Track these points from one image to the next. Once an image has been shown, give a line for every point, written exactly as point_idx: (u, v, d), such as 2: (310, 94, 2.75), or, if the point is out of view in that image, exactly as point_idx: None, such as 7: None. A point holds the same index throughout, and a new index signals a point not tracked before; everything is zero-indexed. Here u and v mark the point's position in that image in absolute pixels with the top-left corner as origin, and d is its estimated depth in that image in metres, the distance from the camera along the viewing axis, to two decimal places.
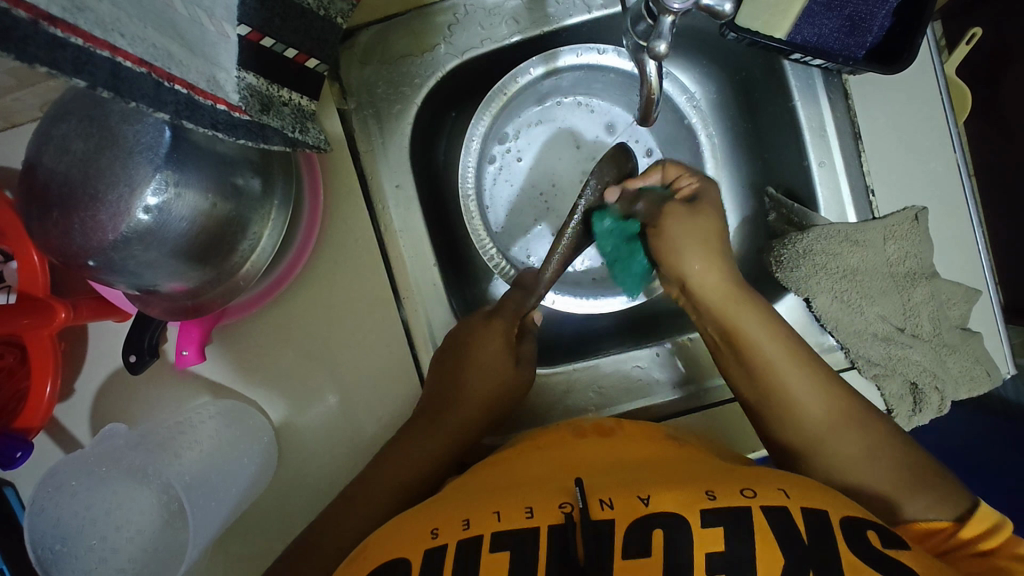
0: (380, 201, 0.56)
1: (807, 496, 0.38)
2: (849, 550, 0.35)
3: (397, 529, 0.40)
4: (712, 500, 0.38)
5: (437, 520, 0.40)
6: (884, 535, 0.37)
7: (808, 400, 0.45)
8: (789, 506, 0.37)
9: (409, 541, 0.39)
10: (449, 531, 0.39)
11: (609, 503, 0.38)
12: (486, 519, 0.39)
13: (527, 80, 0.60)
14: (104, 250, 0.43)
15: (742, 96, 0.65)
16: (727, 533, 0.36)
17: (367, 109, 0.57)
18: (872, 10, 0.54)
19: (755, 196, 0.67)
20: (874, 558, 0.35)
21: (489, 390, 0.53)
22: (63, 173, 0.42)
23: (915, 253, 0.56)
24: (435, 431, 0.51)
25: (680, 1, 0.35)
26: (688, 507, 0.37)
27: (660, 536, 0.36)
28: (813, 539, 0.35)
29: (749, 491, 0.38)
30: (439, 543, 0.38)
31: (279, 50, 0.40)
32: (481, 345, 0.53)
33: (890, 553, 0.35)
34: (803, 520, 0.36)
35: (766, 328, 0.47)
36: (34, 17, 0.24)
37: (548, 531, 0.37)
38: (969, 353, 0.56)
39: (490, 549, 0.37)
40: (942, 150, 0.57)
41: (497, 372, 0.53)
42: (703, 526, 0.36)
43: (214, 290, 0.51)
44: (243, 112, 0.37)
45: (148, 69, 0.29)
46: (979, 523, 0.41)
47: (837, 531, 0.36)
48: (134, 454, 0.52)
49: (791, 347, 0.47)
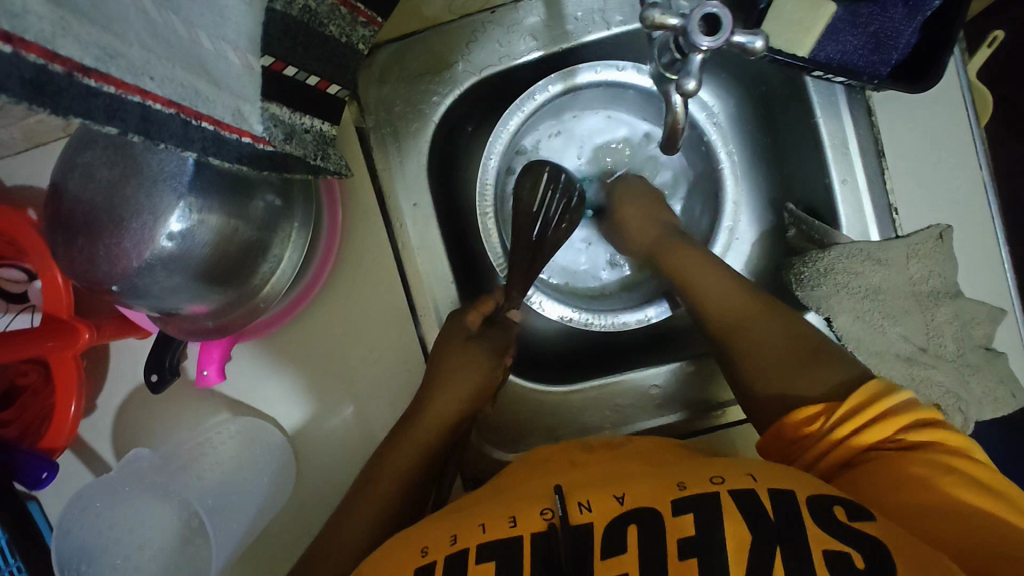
0: (398, 218, 0.56)
1: (774, 478, 0.39)
2: (811, 522, 0.35)
3: (392, 547, 0.41)
4: (682, 490, 0.38)
5: (428, 538, 0.40)
6: (850, 509, 0.36)
7: (718, 304, 0.52)
8: (755, 489, 0.37)
9: (401, 561, 0.39)
10: (438, 547, 0.39)
11: (586, 506, 0.39)
12: (475, 533, 0.39)
13: (545, 97, 0.60)
14: (129, 276, 0.44)
15: (763, 109, 0.64)
16: (698, 519, 0.36)
17: (385, 127, 0.56)
18: (897, 28, 0.53)
19: (774, 210, 0.66)
20: (842, 533, 0.35)
21: (467, 396, 0.52)
22: (89, 201, 0.43)
23: (939, 272, 0.55)
24: (420, 431, 0.50)
25: (710, 39, 0.34)
26: (660, 501, 0.38)
27: (636, 533, 0.36)
28: (780, 518, 0.35)
29: (717, 479, 0.39)
30: (427, 561, 0.38)
31: (302, 78, 0.40)
32: (458, 354, 0.52)
33: (855, 526, 0.35)
34: (769, 498, 0.37)
35: (697, 266, 0.54)
36: (69, 70, 0.24)
37: (532, 539, 0.38)
38: (993, 374, 0.55)
39: (477, 560, 0.38)
40: (969, 168, 0.56)
41: (478, 375, 0.52)
42: (675, 515, 0.37)
43: (235, 312, 0.51)
44: (267, 143, 0.37)
45: (176, 110, 0.30)
46: (853, 399, 0.42)
47: (801, 510, 0.36)
48: (155, 475, 0.54)
49: (719, 276, 0.53)
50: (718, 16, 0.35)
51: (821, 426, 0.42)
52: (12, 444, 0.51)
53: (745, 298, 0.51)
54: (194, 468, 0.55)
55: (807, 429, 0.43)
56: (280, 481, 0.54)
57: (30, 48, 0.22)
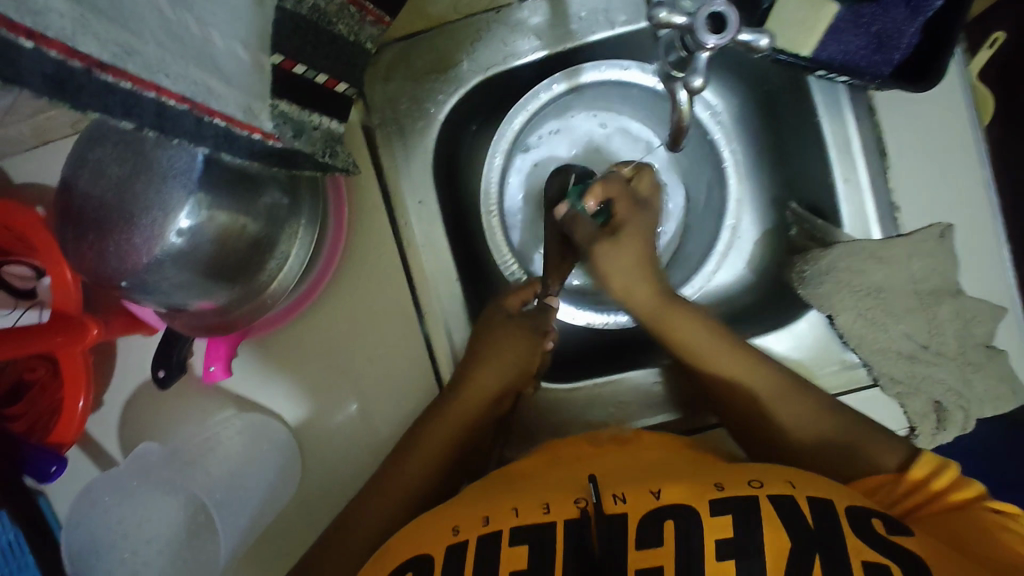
0: (403, 216, 0.57)
1: (812, 485, 0.39)
2: (852, 532, 0.36)
3: (425, 524, 0.42)
4: (720, 490, 0.39)
5: (458, 518, 0.42)
6: (887, 522, 0.38)
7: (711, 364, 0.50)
8: (794, 495, 0.38)
9: (432, 537, 0.41)
10: (470, 527, 0.41)
11: (622, 498, 0.40)
12: (506, 516, 0.40)
13: (549, 96, 0.60)
14: (138, 272, 0.44)
15: (765, 108, 0.65)
16: (735, 521, 0.37)
17: (390, 125, 0.57)
18: (899, 28, 0.54)
19: (776, 209, 0.67)
20: (880, 544, 0.36)
21: (509, 368, 0.54)
22: (100, 197, 0.44)
23: (941, 271, 0.56)
24: (464, 404, 0.52)
25: (715, 37, 0.35)
26: (698, 498, 0.39)
27: (671, 527, 0.37)
28: (818, 525, 0.37)
29: (756, 481, 0.40)
30: (461, 540, 0.40)
31: (312, 76, 0.41)
32: (502, 326, 0.54)
33: (893, 540, 0.36)
34: (809, 507, 0.37)
35: (693, 328, 0.51)
36: (89, 66, 0.24)
37: (564, 525, 0.39)
38: (995, 372, 0.56)
39: (509, 544, 0.39)
40: (971, 167, 0.56)
41: (522, 349, 0.54)
42: (712, 516, 0.37)
43: (241, 308, 0.51)
44: (277, 139, 0.37)
45: (190, 106, 0.30)
46: (926, 465, 0.44)
47: (841, 518, 0.37)
48: (162, 469, 0.55)
49: (719, 341, 0.50)
50: (723, 14, 0.35)
51: (901, 490, 0.44)
52: (22, 439, 0.51)
53: (741, 352, 0.50)
54: (200, 464, 0.56)
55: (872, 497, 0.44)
56: (285, 477, 0.55)
57: (52, 45, 0.23)
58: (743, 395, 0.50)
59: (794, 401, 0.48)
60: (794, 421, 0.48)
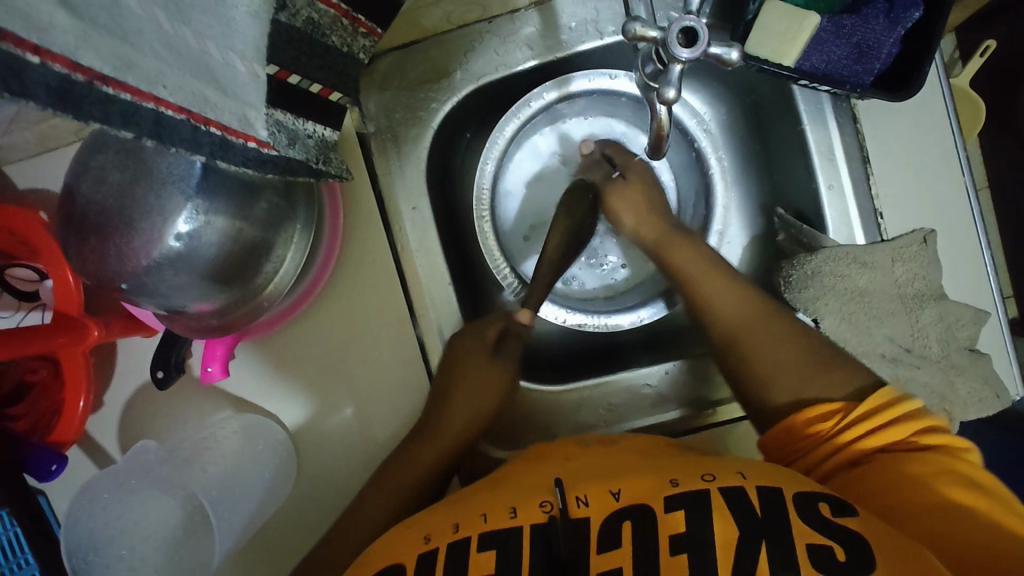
0: (397, 221, 0.58)
1: (765, 476, 0.40)
2: (799, 520, 0.37)
3: (395, 536, 0.43)
4: (673, 487, 0.40)
5: (430, 527, 0.42)
6: (834, 505, 0.38)
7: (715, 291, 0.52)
8: (744, 487, 0.39)
9: (404, 547, 0.41)
10: (440, 536, 0.41)
11: (584, 501, 0.41)
12: (475, 523, 0.41)
13: (540, 104, 0.62)
14: (137, 275, 0.46)
15: (753, 118, 0.66)
16: (688, 515, 0.38)
17: (386, 133, 0.58)
18: (878, 39, 0.55)
19: (763, 215, 0.68)
20: (825, 529, 0.36)
21: (473, 409, 0.53)
22: (100, 203, 0.45)
23: (922, 275, 0.57)
24: (431, 443, 0.51)
25: (687, 51, 0.36)
26: (653, 497, 0.40)
27: (630, 527, 0.38)
28: (766, 514, 0.37)
29: (708, 476, 0.41)
30: (431, 549, 0.40)
31: (305, 85, 0.42)
32: (467, 370, 0.54)
33: (839, 522, 0.37)
34: (758, 497, 0.38)
35: (698, 271, 0.53)
36: (90, 79, 0.26)
37: (531, 530, 0.40)
38: (977, 374, 0.57)
39: (478, 548, 0.39)
40: (951, 174, 0.57)
41: (492, 386, 0.54)
42: (667, 512, 0.38)
43: (239, 311, 0.53)
44: (271, 148, 0.39)
45: (186, 116, 0.32)
46: (869, 402, 0.44)
47: (790, 508, 0.37)
48: (161, 467, 0.56)
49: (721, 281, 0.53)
50: (694, 28, 0.37)
51: (829, 434, 0.44)
52: (23, 437, 0.53)
53: (752, 301, 0.51)
54: (198, 461, 0.57)
55: (812, 431, 0.44)
56: (281, 475, 0.56)
57: (57, 59, 0.25)
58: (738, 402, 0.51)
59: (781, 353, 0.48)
60: None
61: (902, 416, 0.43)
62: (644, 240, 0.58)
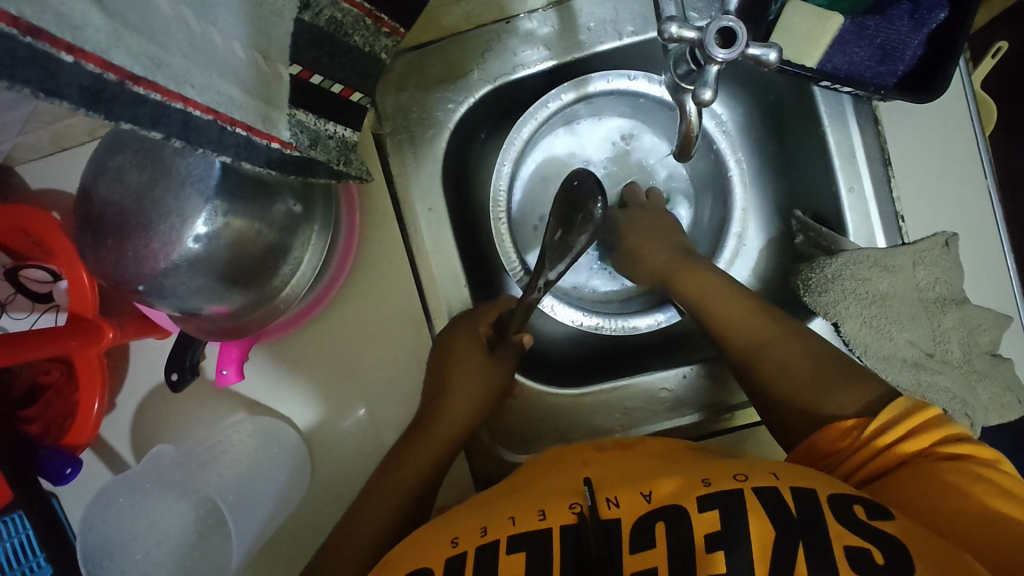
0: (414, 223, 0.58)
1: (799, 477, 0.40)
2: (836, 522, 0.36)
3: (425, 537, 0.42)
4: (707, 487, 0.40)
5: (456, 531, 0.42)
6: (870, 508, 0.37)
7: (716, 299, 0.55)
8: (778, 487, 0.39)
9: (430, 551, 0.40)
10: (467, 539, 0.40)
11: (614, 502, 0.40)
12: (503, 525, 0.41)
13: (557, 105, 0.61)
14: (155, 277, 0.45)
15: (772, 119, 0.65)
16: (723, 515, 0.37)
17: (402, 133, 0.58)
18: (903, 40, 0.55)
19: (781, 217, 0.67)
20: (860, 531, 0.36)
21: (466, 405, 0.54)
22: (118, 203, 0.45)
23: (945, 279, 0.56)
24: (429, 440, 0.51)
25: (725, 52, 0.36)
26: (686, 497, 0.39)
27: (663, 527, 0.38)
28: (802, 514, 0.37)
29: (741, 476, 0.40)
30: (458, 552, 0.39)
31: (327, 86, 0.42)
32: (459, 366, 0.54)
33: (875, 524, 0.36)
34: (793, 498, 0.38)
35: (710, 287, 0.56)
36: (121, 78, 0.25)
37: (561, 531, 0.39)
38: (1000, 380, 0.56)
39: (507, 551, 0.39)
40: (974, 178, 0.57)
41: (478, 385, 0.55)
42: (702, 512, 0.38)
43: (255, 313, 0.52)
44: (294, 149, 0.38)
45: (213, 117, 0.31)
46: (888, 413, 0.42)
47: (825, 509, 0.37)
48: (175, 470, 0.55)
49: (722, 290, 0.55)
50: (733, 29, 0.36)
51: (858, 437, 0.43)
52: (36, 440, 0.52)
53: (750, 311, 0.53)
54: (212, 464, 0.56)
55: (842, 442, 0.43)
56: (296, 479, 0.55)
57: (89, 58, 0.24)
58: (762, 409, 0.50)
59: (779, 356, 0.50)
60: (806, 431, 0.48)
61: (926, 423, 0.42)
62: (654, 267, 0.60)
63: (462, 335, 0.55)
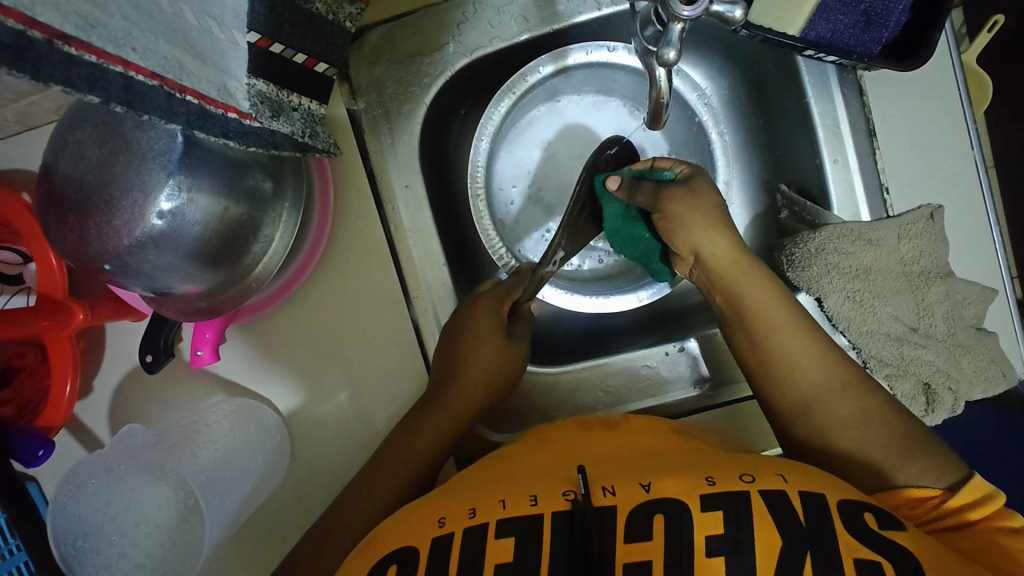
0: (390, 200, 0.57)
1: (805, 480, 0.38)
2: (845, 531, 0.34)
3: (405, 518, 0.40)
4: (711, 485, 0.37)
5: (445, 510, 0.40)
6: (881, 517, 0.36)
7: (761, 297, 0.47)
8: (787, 491, 0.36)
9: (417, 528, 0.39)
10: (457, 520, 0.38)
11: (611, 491, 0.38)
12: (492, 508, 0.39)
13: (537, 78, 0.60)
14: (119, 255, 0.44)
15: (755, 92, 0.64)
16: (727, 517, 0.35)
17: (376, 109, 0.57)
18: (886, 6, 0.54)
19: (767, 193, 0.66)
20: (872, 541, 0.34)
21: (482, 379, 0.53)
22: (79, 179, 0.44)
23: (928, 252, 0.55)
24: (444, 410, 0.51)
25: (689, 8, 0.35)
26: (687, 493, 0.37)
27: (661, 520, 0.35)
28: (812, 523, 0.35)
29: (747, 476, 0.38)
30: (446, 532, 0.38)
31: (290, 55, 0.41)
32: (483, 328, 0.54)
33: (886, 535, 0.35)
34: (800, 502, 0.36)
35: (762, 292, 0.48)
36: (49, 36, 0.24)
37: (553, 517, 0.37)
38: (984, 353, 0.55)
39: (495, 535, 0.37)
40: (959, 148, 0.55)
41: (504, 345, 0.55)
42: (703, 511, 0.35)
43: (228, 291, 0.51)
44: (254, 119, 0.38)
45: (160, 82, 0.30)
46: (970, 493, 0.40)
47: (834, 515, 0.35)
48: (151, 453, 0.54)
49: (756, 275, 0.48)
50: None
51: (933, 507, 0.40)
52: (10, 422, 0.52)
53: (784, 302, 0.47)
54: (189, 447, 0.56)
55: (915, 507, 0.40)
56: (275, 461, 0.55)
57: (9, 13, 0.23)
58: (761, 371, 0.47)
59: (799, 331, 0.46)
60: (812, 385, 0.44)
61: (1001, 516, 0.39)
62: (714, 266, 0.49)
63: (484, 303, 0.55)
